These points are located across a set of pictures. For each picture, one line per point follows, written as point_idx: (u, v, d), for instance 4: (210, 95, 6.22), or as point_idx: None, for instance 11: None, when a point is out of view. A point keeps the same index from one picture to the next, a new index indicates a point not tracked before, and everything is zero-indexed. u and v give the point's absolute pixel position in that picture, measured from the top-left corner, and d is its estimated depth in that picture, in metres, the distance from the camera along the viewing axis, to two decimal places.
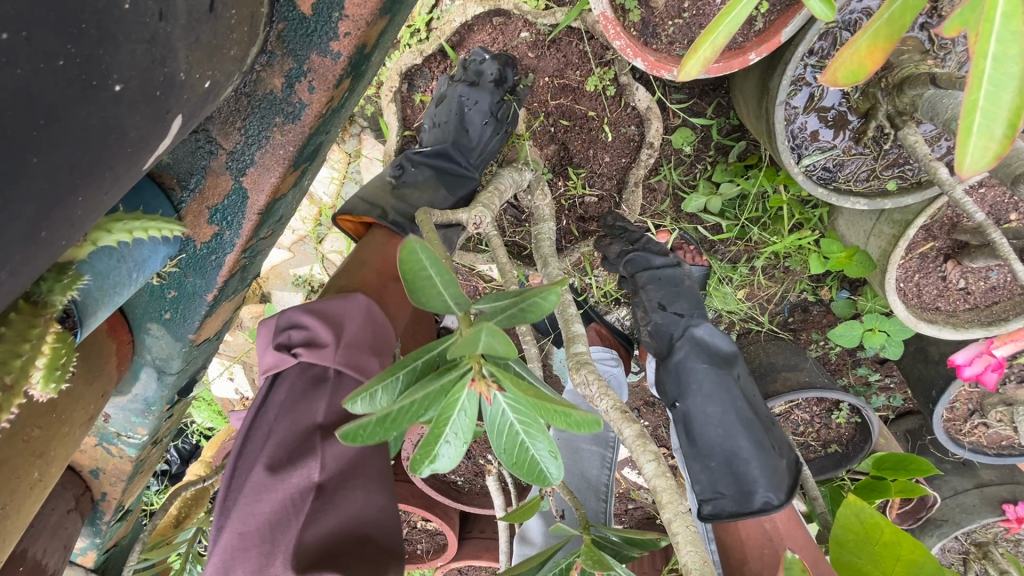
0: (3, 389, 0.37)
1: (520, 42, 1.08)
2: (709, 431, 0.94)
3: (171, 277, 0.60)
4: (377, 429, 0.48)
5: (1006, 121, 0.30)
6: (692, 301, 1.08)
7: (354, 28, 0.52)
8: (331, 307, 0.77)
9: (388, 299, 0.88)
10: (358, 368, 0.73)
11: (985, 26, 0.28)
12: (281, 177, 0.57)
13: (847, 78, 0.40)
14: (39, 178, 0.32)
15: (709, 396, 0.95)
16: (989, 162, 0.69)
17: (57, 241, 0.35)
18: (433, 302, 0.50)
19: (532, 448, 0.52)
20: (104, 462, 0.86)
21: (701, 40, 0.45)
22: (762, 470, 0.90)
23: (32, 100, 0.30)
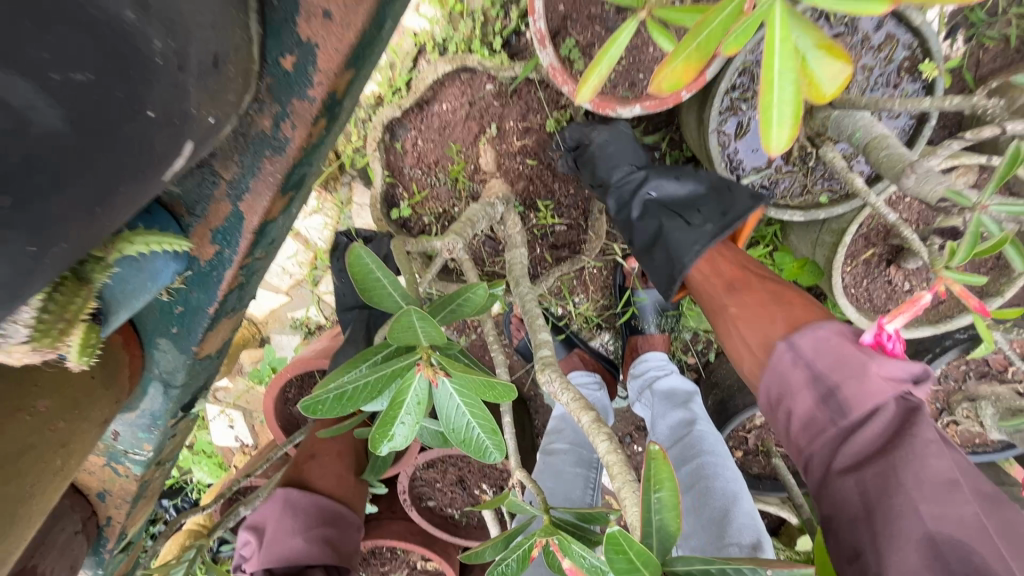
0: (64, 321, 0.45)
1: (485, 93, 1.23)
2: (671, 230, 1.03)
3: (177, 293, 0.68)
4: (338, 407, 0.56)
5: (794, 115, 0.40)
6: (632, 141, 1.17)
7: (326, 79, 0.54)
8: (258, 512, 1.08)
9: (329, 461, 1.22)
10: (282, 555, 1.00)
11: (767, 47, 0.38)
12: (271, 201, 0.62)
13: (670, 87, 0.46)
14: (99, 168, 0.32)
15: (654, 184, 1.09)
16: (880, 166, 0.80)
17: (99, 224, 0.35)
18: (383, 305, 0.59)
19: (476, 423, 0.62)
20: (112, 483, 0.93)
21: (590, 73, 0.56)
22: (683, 236, 1.00)
23: (96, 110, 0.30)
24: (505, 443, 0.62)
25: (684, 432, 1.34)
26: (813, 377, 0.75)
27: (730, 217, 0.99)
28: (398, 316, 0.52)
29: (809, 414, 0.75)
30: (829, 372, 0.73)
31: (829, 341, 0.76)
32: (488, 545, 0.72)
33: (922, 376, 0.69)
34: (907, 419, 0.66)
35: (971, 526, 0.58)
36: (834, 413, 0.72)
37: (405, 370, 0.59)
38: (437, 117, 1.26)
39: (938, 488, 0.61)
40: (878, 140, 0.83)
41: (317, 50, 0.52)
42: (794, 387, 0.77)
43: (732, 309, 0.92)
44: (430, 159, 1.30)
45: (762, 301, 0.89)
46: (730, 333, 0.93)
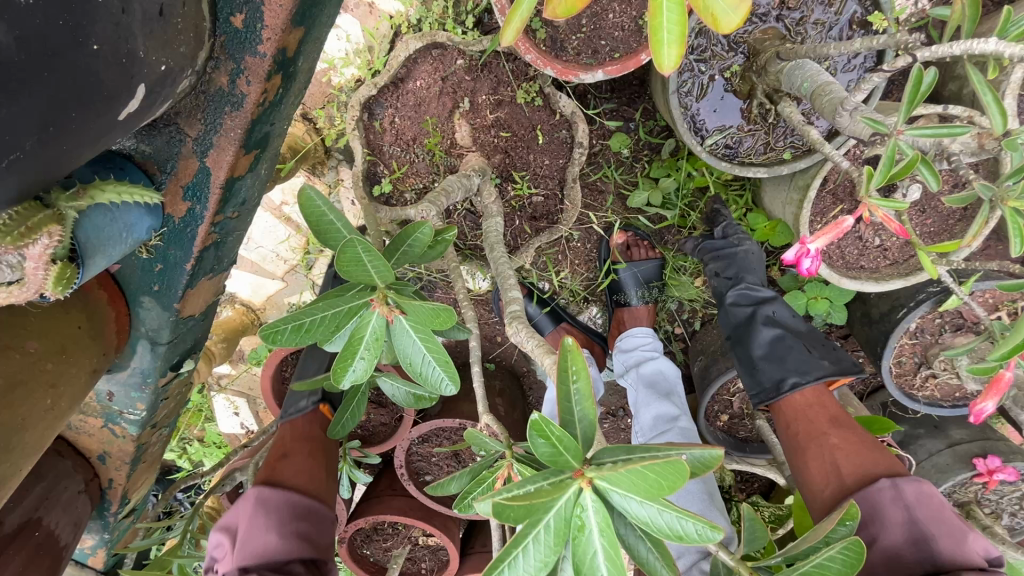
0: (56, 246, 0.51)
1: (457, 68, 1.28)
2: (760, 346, 1.20)
3: (156, 251, 0.73)
4: (295, 337, 0.61)
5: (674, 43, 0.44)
6: (762, 259, 1.35)
7: (274, 35, 0.58)
8: (229, 515, 0.99)
9: (296, 463, 1.14)
10: (260, 554, 0.94)
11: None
12: (235, 156, 0.66)
13: None
14: (52, 92, 0.37)
15: (775, 306, 1.26)
16: (824, 111, 0.84)
17: (63, 147, 0.40)
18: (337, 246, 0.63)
19: (431, 358, 0.66)
20: (110, 445, 0.99)
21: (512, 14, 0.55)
22: (800, 358, 1.14)
23: (44, 40, 0.35)
24: (459, 375, 0.66)
25: (666, 426, 1.38)
26: (911, 520, 0.80)
27: (843, 367, 1.13)
28: (342, 247, 0.56)
29: (894, 548, 0.80)
30: (930, 521, 0.79)
31: (929, 494, 0.83)
32: (452, 477, 0.77)
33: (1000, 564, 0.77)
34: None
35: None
36: (919, 555, 0.78)
37: (362, 307, 0.64)
38: (412, 93, 1.30)
39: (939, 519, 0.79)
40: (822, 86, 0.86)
41: (263, 7, 0.57)
42: (888, 521, 0.82)
43: (829, 438, 0.99)
44: (408, 136, 1.34)
45: (865, 445, 0.96)
46: (817, 458, 0.98)
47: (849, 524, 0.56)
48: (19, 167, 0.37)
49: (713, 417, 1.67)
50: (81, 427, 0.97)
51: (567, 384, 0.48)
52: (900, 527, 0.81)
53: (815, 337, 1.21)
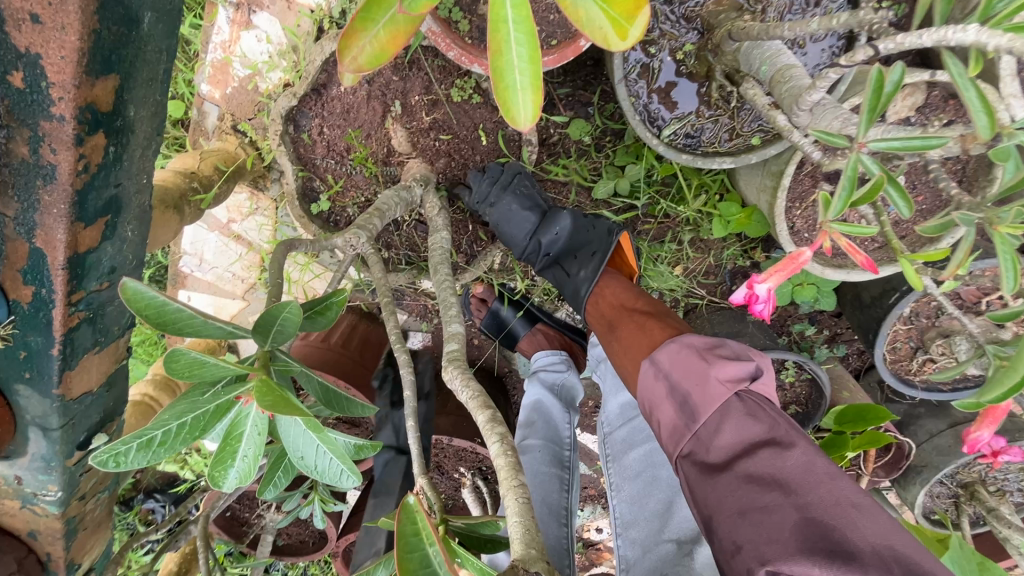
0: None
1: (383, 67, 1.14)
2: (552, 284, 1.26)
3: (14, 338, 0.64)
4: (155, 453, 0.51)
5: (531, 91, 0.34)
6: (521, 200, 1.17)
7: (66, 93, 0.46)
8: None
9: None
10: None
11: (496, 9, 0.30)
12: (71, 233, 0.56)
13: (372, 60, 0.45)
14: None
15: (553, 236, 1.19)
16: (783, 102, 0.71)
17: None
18: (203, 332, 0.54)
19: (327, 449, 0.57)
20: (36, 523, 0.92)
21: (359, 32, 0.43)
22: (570, 289, 1.21)
23: None
24: (360, 467, 0.57)
25: (633, 413, 1.38)
26: (671, 388, 0.84)
27: (597, 257, 1.17)
28: (172, 354, 0.47)
29: (670, 422, 0.82)
30: (681, 381, 0.82)
31: (679, 354, 0.86)
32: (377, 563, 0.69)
33: (746, 379, 0.78)
34: (769, 434, 0.72)
35: (828, 503, 0.64)
36: (688, 418, 0.80)
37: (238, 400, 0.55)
38: (338, 100, 1.17)
39: (697, 382, 0.80)
40: (782, 70, 0.73)
41: (42, 61, 0.45)
42: (658, 400, 0.86)
43: (613, 343, 1.04)
44: (340, 147, 1.22)
45: (645, 334, 0.99)
46: (620, 362, 1.01)
47: None
48: None
49: None
50: (1, 509, 0.90)
51: (422, 545, 0.45)
52: (666, 401, 0.84)
53: (571, 243, 1.21)
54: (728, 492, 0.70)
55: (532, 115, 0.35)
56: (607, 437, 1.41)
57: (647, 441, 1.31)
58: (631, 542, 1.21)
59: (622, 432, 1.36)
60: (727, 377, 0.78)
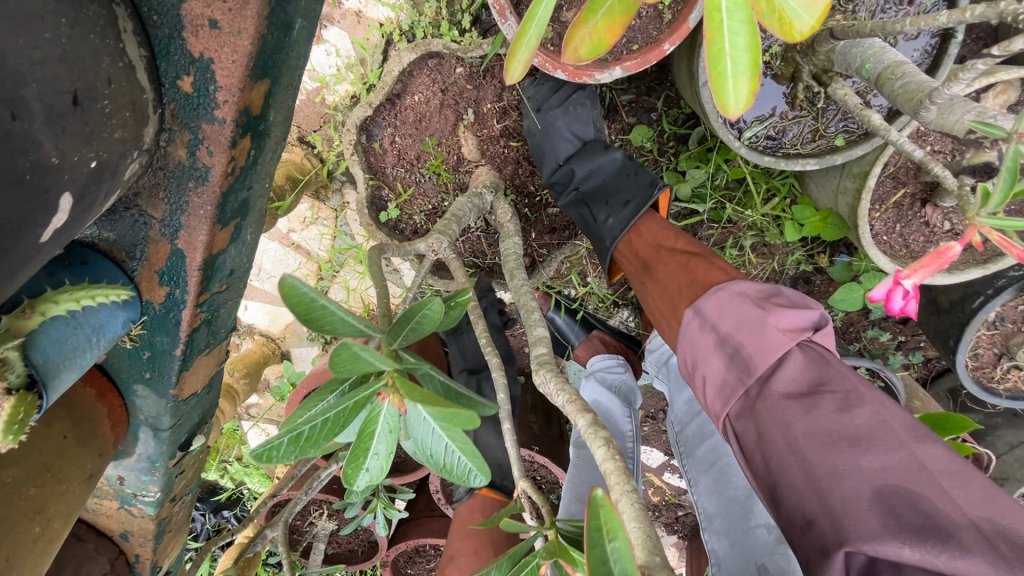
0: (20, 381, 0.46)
1: (457, 77, 1.16)
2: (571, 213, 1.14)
3: (141, 338, 0.66)
4: (296, 450, 0.51)
5: (749, 73, 0.33)
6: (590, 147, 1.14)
7: (231, 96, 0.48)
8: None
9: None
10: None
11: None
12: (211, 235, 0.57)
13: (592, 55, 0.33)
14: None
15: (584, 168, 1.13)
16: (896, 99, 0.69)
17: None
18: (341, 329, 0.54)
19: (456, 449, 0.56)
20: (130, 524, 0.94)
21: (517, 45, 0.44)
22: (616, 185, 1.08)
23: None
24: (488, 465, 0.57)
25: (700, 407, 1.32)
26: (719, 340, 0.77)
27: (632, 206, 1.04)
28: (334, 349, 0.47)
29: (720, 376, 0.75)
30: (733, 334, 0.75)
31: (730, 302, 0.78)
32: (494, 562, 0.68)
33: (819, 321, 0.72)
34: (832, 381, 0.66)
35: (908, 469, 0.56)
36: (742, 372, 0.72)
37: (370, 399, 0.55)
38: (411, 109, 1.19)
39: (817, 462, 0.60)
40: (891, 68, 0.71)
41: (213, 65, 0.46)
42: (704, 354, 0.79)
43: (651, 286, 0.96)
44: (411, 156, 1.23)
45: (684, 276, 0.89)
46: (654, 301, 0.94)
47: None
48: None
49: None
50: (97, 510, 0.92)
51: (601, 542, 0.44)
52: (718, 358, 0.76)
53: (607, 189, 1.11)
54: (783, 451, 0.63)
55: (743, 102, 0.35)
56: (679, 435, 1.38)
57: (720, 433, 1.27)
58: (716, 532, 1.19)
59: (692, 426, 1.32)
60: (785, 330, 0.71)
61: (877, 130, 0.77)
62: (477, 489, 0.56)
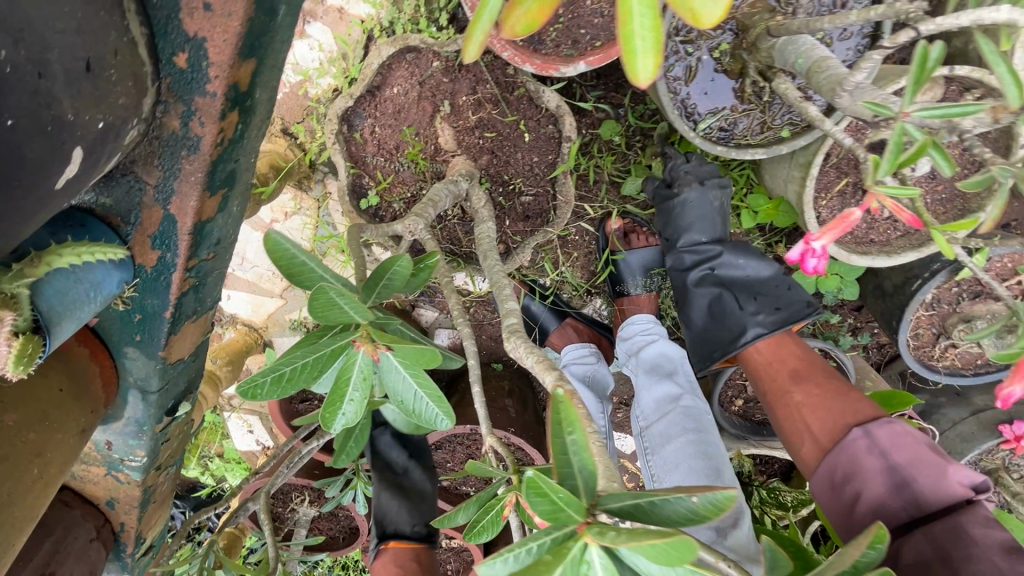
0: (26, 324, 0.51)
1: (434, 70, 1.23)
2: (733, 271, 1.34)
3: (133, 301, 0.71)
4: (277, 390, 0.57)
5: (655, 47, 0.40)
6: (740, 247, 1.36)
7: (222, 72, 0.54)
8: None
9: None
10: None
11: None
12: (200, 201, 0.63)
13: (524, 31, 0.39)
14: None
15: (717, 260, 1.35)
16: (821, 89, 0.77)
17: None
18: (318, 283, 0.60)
19: (424, 395, 0.63)
20: (117, 491, 0.98)
21: (471, 30, 0.49)
22: (735, 316, 1.29)
23: None
24: (453, 410, 0.63)
25: (670, 407, 1.37)
26: (888, 467, 0.88)
27: (782, 311, 1.26)
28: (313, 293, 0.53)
29: (878, 499, 0.87)
30: (905, 464, 0.87)
31: (896, 434, 0.91)
32: (459, 508, 0.74)
33: (982, 485, 0.83)
34: (975, 510, 0.79)
35: (1005, 550, 0.73)
36: (908, 501, 0.85)
37: (346, 348, 0.61)
38: (390, 101, 1.25)
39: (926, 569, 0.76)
40: (818, 62, 0.79)
41: (206, 44, 0.52)
42: (867, 474, 0.90)
43: (794, 397, 1.10)
44: (391, 145, 1.29)
45: (827, 394, 1.06)
46: (791, 416, 1.09)
47: (880, 547, 0.47)
48: None
49: (726, 403, 1.61)
50: (84, 476, 0.96)
51: (560, 436, 0.44)
52: (877, 475, 0.88)
53: (747, 286, 1.33)
54: (920, 548, 0.79)
55: (651, 75, 0.42)
56: (644, 431, 1.41)
57: (683, 432, 1.30)
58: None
59: (658, 424, 1.35)
60: (964, 483, 0.83)
61: (813, 119, 0.85)
62: (440, 431, 0.62)
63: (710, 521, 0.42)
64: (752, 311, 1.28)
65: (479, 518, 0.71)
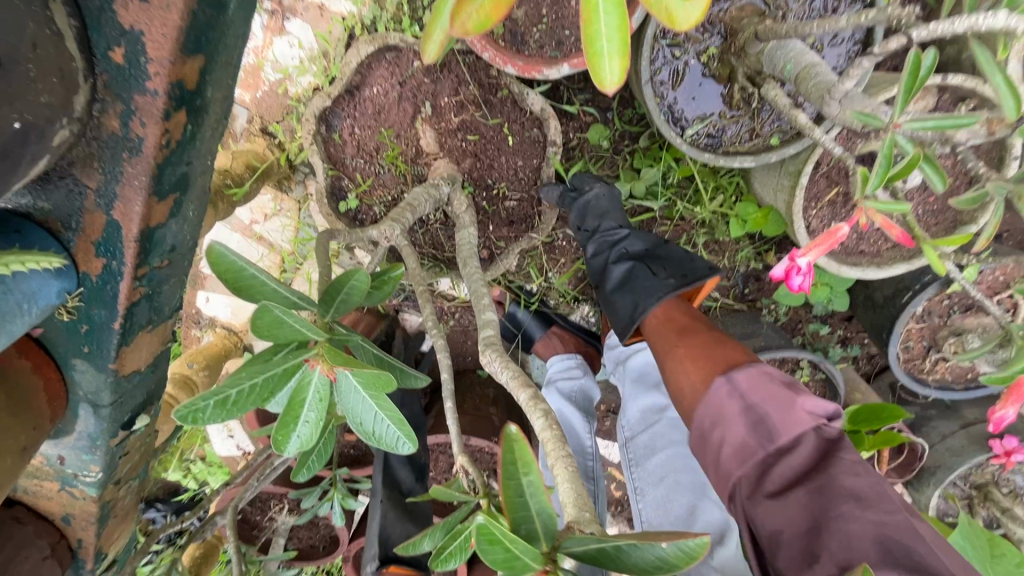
0: None
1: (414, 70, 1.19)
2: (590, 255, 1.26)
3: (78, 311, 0.66)
4: (222, 413, 0.53)
5: (623, 47, 0.36)
6: (611, 202, 1.26)
7: (162, 68, 0.50)
8: None
9: None
10: None
11: None
12: (146, 207, 0.59)
13: (478, 29, 0.35)
14: None
15: (625, 243, 1.25)
16: (810, 96, 0.74)
17: None
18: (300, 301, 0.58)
19: (384, 418, 0.59)
20: (73, 507, 0.93)
21: (431, 26, 0.45)
22: (646, 283, 1.15)
23: None
24: (416, 433, 0.59)
25: (655, 418, 1.32)
26: (746, 407, 0.77)
27: (689, 278, 1.11)
28: (257, 311, 0.49)
29: (741, 441, 0.75)
30: (761, 403, 0.76)
31: (759, 378, 0.79)
32: (427, 533, 0.69)
33: (835, 415, 0.75)
34: (838, 455, 0.71)
35: (904, 528, 0.61)
36: (763, 440, 0.74)
37: (301, 366, 0.57)
38: (370, 101, 1.22)
39: (852, 557, 0.59)
40: (807, 68, 0.76)
41: (144, 38, 0.48)
42: (728, 416, 0.78)
43: (681, 351, 0.95)
44: (370, 147, 1.25)
45: (710, 352, 0.91)
46: (676, 370, 0.94)
47: None
48: None
49: None
50: (38, 491, 0.91)
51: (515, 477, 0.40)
52: (738, 416, 0.77)
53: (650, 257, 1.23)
54: (805, 506, 0.66)
55: (618, 79, 0.38)
56: (629, 442, 1.37)
57: (670, 447, 1.25)
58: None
59: (644, 437, 1.30)
60: (817, 412, 0.74)
61: (804, 128, 0.82)
62: (401, 455, 0.58)
63: (681, 571, 0.38)
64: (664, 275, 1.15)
65: (446, 546, 0.67)
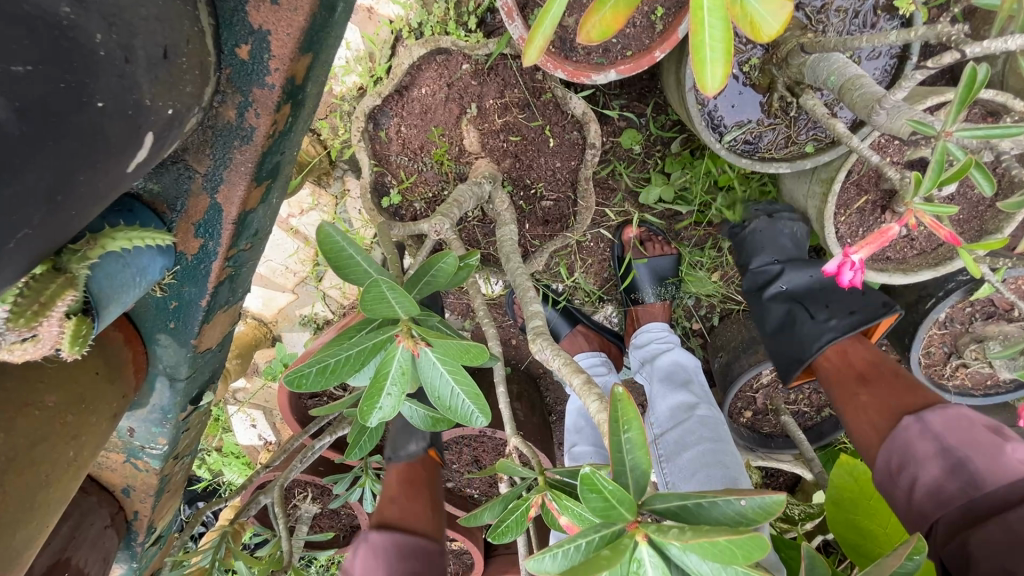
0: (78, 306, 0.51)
1: (463, 73, 1.25)
2: (801, 279, 1.28)
3: (170, 288, 0.71)
4: (319, 381, 0.58)
5: (726, 53, 0.41)
6: (793, 240, 1.33)
7: (282, 64, 0.55)
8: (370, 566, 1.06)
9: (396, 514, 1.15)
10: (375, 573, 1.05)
11: None
12: (247, 191, 0.63)
13: (599, 37, 0.41)
14: (58, 155, 0.33)
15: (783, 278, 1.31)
16: (856, 106, 0.78)
17: (69, 213, 0.36)
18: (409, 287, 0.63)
19: (460, 393, 0.63)
20: (134, 479, 0.98)
21: (533, 33, 0.51)
22: (810, 326, 1.19)
23: (49, 107, 0.32)
24: (489, 406, 0.64)
25: (684, 415, 1.36)
26: (942, 449, 0.83)
27: (855, 317, 1.15)
28: (365, 286, 0.54)
29: (936, 482, 0.81)
30: (958, 446, 0.82)
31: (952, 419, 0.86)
32: (486, 506, 0.74)
33: None
34: None
35: None
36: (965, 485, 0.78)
37: (387, 342, 0.61)
38: (418, 101, 1.27)
39: None
40: (852, 79, 0.81)
41: (270, 36, 0.53)
42: (921, 457, 0.84)
43: (862, 396, 1.02)
44: (415, 145, 1.30)
45: (897, 392, 0.98)
46: (857, 417, 1.01)
47: (917, 558, 0.50)
48: (25, 232, 0.33)
49: (737, 414, 1.62)
50: (103, 463, 0.95)
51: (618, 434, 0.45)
52: (934, 463, 0.82)
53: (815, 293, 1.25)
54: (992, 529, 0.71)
55: (718, 83, 0.43)
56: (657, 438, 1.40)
57: (700, 441, 1.28)
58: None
59: (673, 433, 1.34)
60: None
61: (842, 135, 0.87)
62: (474, 427, 0.62)
63: (758, 525, 0.42)
64: (824, 317, 1.18)
65: (505, 518, 0.71)
